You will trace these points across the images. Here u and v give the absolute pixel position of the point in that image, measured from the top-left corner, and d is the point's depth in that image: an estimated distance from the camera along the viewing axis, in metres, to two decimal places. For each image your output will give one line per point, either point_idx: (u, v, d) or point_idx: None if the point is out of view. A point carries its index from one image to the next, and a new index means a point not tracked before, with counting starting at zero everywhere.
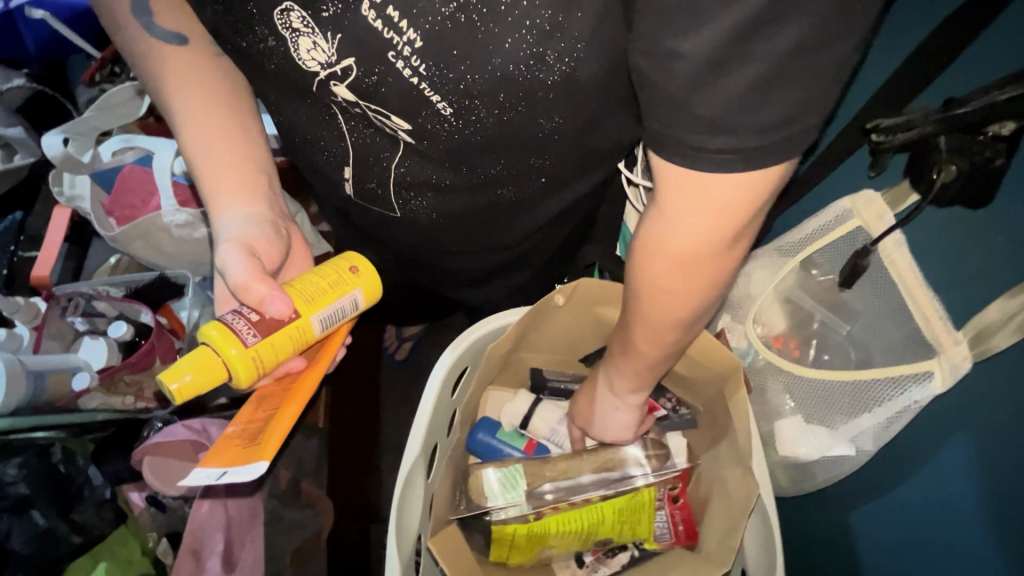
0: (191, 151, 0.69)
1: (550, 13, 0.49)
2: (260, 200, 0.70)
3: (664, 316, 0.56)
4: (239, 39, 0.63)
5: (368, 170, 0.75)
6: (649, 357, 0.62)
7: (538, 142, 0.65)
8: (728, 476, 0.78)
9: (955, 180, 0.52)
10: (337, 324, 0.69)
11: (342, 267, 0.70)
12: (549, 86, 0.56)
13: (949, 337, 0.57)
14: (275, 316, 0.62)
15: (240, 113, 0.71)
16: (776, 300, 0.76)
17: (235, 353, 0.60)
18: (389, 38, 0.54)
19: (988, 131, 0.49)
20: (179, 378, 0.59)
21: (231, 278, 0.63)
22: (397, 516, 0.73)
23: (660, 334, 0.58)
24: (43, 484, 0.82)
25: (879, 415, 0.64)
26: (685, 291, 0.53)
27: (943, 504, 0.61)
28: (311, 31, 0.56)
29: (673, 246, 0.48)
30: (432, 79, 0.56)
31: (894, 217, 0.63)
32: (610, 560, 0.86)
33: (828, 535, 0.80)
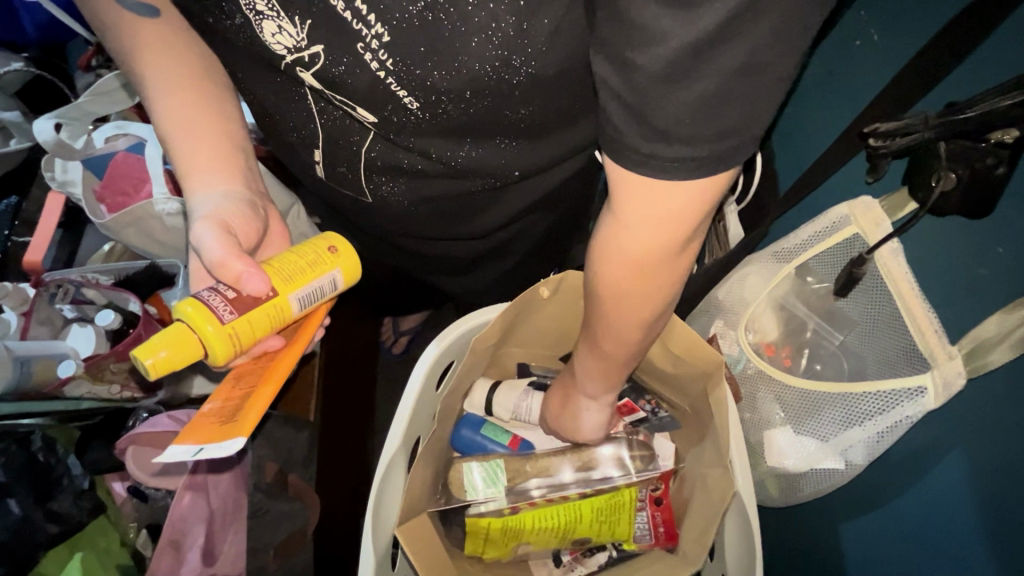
0: (164, 124, 0.67)
1: (514, 19, 0.48)
2: (236, 177, 0.69)
3: (627, 318, 0.54)
4: (206, 16, 0.61)
5: (337, 153, 0.73)
6: (613, 357, 0.61)
7: (507, 130, 0.64)
8: (707, 476, 0.77)
9: (955, 188, 0.50)
10: (315, 303, 0.67)
11: (321, 246, 0.68)
12: (513, 84, 0.55)
13: (943, 351, 0.55)
14: (252, 293, 0.61)
15: (216, 89, 0.69)
16: (770, 307, 0.74)
17: (212, 330, 0.58)
18: (357, 30, 0.52)
19: (991, 138, 0.46)
20: (153, 353, 0.57)
21: (206, 255, 0.62)
22: (373, 512, 0.72)
23: (621, 335, 0.57)
24: (20, 473, 0.82)
25: (870, 429, 0.62)
26: (641, 295, 0.51)
27: (934, 519, 0.59)
28: (277, 15, 0.55)
29: (625, 251, 0.47)
30: (399, 73, 0.55)
31: (891, 225, 0.61)
32: (587, 559, 0.85)
33: (818, 544, 0.78)
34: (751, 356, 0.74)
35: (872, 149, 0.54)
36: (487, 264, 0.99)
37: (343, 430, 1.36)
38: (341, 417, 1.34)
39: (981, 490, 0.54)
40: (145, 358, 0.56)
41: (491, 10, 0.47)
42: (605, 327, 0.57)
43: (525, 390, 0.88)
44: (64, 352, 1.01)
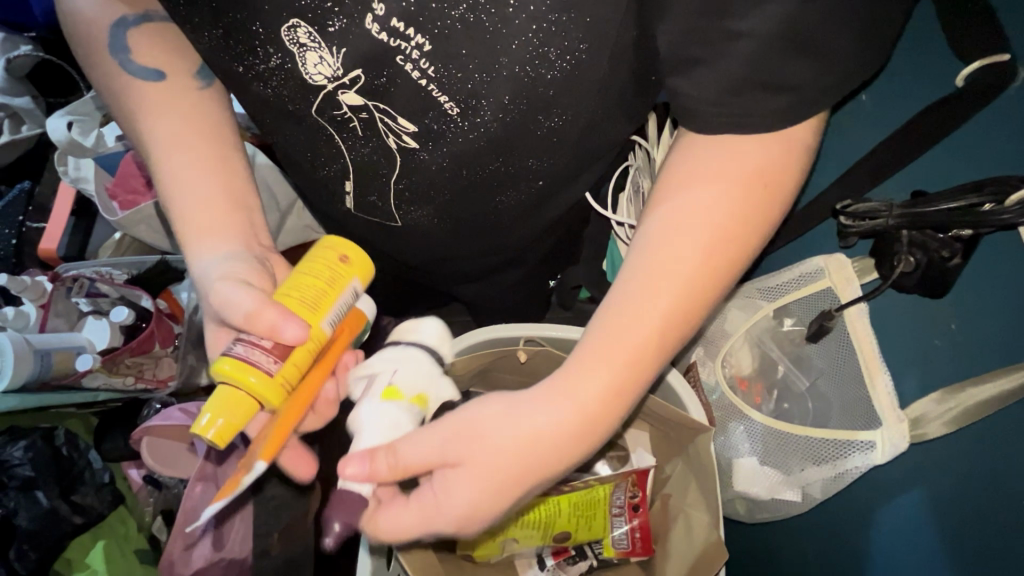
0: (169, 187, 0.64)
1: (556, 15, 0.53)
2: (241, 234, 0.65)
3: (675, 313, 0.46)
4: (235, 62, 0.64)
5: (369, 183, 0.76)
6: (632, 381, 0.48)
7: (541, 143, 0.67)
8: (693, 517, 0.81)
9: (914, 269, 0.54)
10: (342, 319, 0.64)
11: (333, 256, 0.63)
12: (548, 82, 0.58)
13: (893, 413, 0.60)
14: (293, 341, 0.56)
15: (225, 143, 0.67)
16: (748, 344, 0.78)
17: (255, 382, 0.55)
18: (397, 45, 0.56)
19: (949, 231, 0.50)
20: (212, 425, 0.54)
21: (235, 313, 0.58)
22: None
23: (662, 337, 0.47)
24: (47, 467, 0.93)
25: (826, 470, 0.68)
26: (711, 276, 0.46)
27: (890, 551, 0.65)
28: (318, 46, 0.58)
29: (722, 209, 0.45)
30: (441, 79, 0.59)
31: (859, 285, 0.65)
32: (570, 566, 0.91)
33: (779, 559, 0.84)
34: (725, 390, 0.79)
35: (843, 226, 0.57)
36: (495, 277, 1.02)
37: None
38: None
39: (928, 528, 0.60)
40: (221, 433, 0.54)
41: (533, 13, 0.53)
42: (654, 317, 0.46)
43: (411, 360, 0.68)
44: (82, 343, 1.08)
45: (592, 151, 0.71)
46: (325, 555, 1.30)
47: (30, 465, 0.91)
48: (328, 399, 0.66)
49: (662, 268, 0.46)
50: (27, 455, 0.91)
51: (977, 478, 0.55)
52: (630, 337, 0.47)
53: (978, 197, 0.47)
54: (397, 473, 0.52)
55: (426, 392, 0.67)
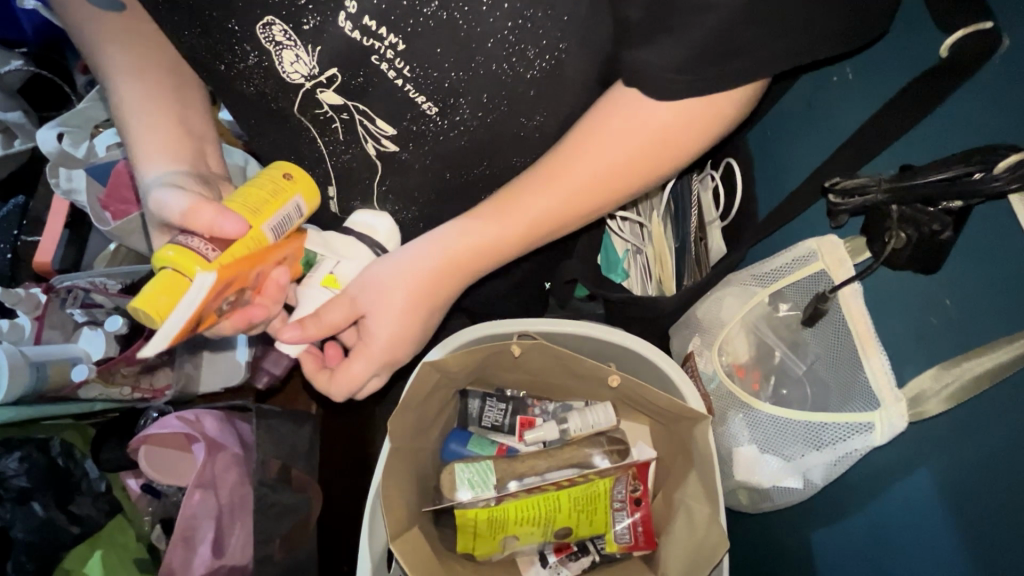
0: (122, 110, 0.66)
1: (530, 11, 0.52)
2: (186, 157, 0.67)
3: (558, 216, 0.56)
4: (217, 61, 0.64)
5: (352, 188, 0.77)
6: (500, 252, 0.59)
7: (522, 142, 0.66)
8: (694, 509, 0.79)
9: (906, 245, 0.53)
10: (286, 232, 0.64)
11: (276, 174, 0.65)
12: (529, 81, 0.58)
13: (892, 393, 0.59)
14: (232, 233, 0.57)
15: (179, 78, 0.69)
16: (743, 331, 0.78)
17: (202, 270, 0.54)
18: (371, 45, 0.56)
19: (940, 204, 0.49)
20: (154, 302, 0.52)
21: (178, 209, 0.59)
22: (369, 522, 0.79)
23: (532, 229, 0.57)
24: (42, 478, 0.92)
25: (827, 454, 0.67)
26: (591, 189, 0.54)
27: (898, 535, 0.63)
28: (293, 44, 0.58)
29: (626, 128, 0.50)
30: (417, 79, 0.59)
31: (853, 265, 0.64)
32: (573, 562, 0.89)
33: (785, 549, 0.83)
34: (722, 378, 0.79)
35: (834, 204, 0.56)
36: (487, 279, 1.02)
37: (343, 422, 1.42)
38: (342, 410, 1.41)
39: (932, 505, 0.59)
40: (151, 305, 0.52)
41: (507, 10, 0.52)
42: (534, 215, 0.56)
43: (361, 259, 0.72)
44: (77, 354, 1.07)
45: None
46: (328, 561, 1.29)
47: (25, 476, 0.91)
48: (275, 287, 0.65)
49: (559, 159, 0.54)
50: (23, 465, 0.91)
51: (983, 456, 0.53)
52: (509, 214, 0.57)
53: (967, 166, 0.46)
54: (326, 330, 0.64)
55: None
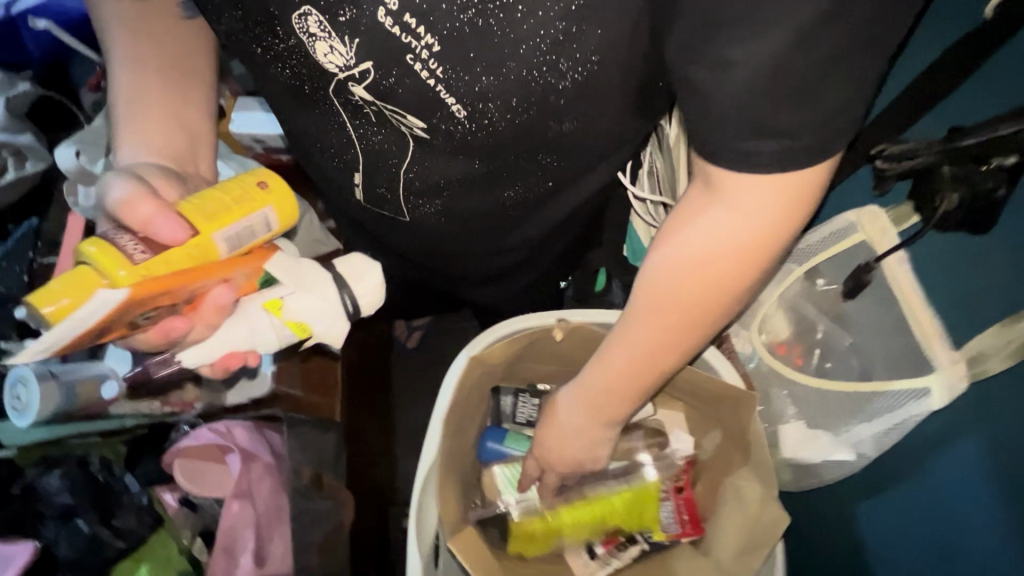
0: (118, 89, 0.67)
1: (563, 23, 0.51)
2: (171, 151, 0.68)
3: (685, 322, 0.53)
4: (253, 42, 0.65)
5: (377, 174, 0.76)
6: (659, 368, 0.58)
7: (553, 144, 0.66)
8: (746, 491, 0.79)
9: (957, 208, 0.53)
10: (244, 244, 0.64)
11: (249, 181, 0.64)
12: (559, 91, 0.57)
13: (949, 356, 0.59)
14: (167, 236, 0.58)
15: (189, 68, 0.69)
16: (781, 309, 0.78)
17: (123, 273, 0.55)
18: (407, 42, 0.56)
19: (991, 162, 0.50)
20: (55, 300, 0.53)
21: (117, 199, 0.60)
22: (416, 519, 0.79)
23: (684, 343, 0.55)
24: (84, 493, 0.94)
25: (877, 425, 0.67)
26: (715, 297, 0.51)
27: (953, 500, 0.63)
28: (328, 35, 0.58)
29: (704, 250, 0.48)
30: (449, 80, 0.58)
31: (897, 234, 0.65)
32: (621, 552, 0.88)
33: (834, 526, 0.82)
34: (764, 356, 0.79)
35: (879, 170, 0.57)
36: (511, 277, 1.01)
37: (367, 428, 1.42)
38: (365, 417, 1.40)
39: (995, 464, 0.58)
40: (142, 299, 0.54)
41: (542, 18, 0.51)
42: (659, 328, 0.54)
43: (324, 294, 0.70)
44: (105, 371, 1.02)
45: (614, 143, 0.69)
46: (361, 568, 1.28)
47: (68, 492, 0.94)
48: (213, 308, 0.64)
49: (664, 270, 0.51)
50: (65, 483, 0.93)
51: None
52: (643, 343, 0.56)
53: (1018, 120, 0.47)
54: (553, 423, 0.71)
55: (308, 323, 0.70)
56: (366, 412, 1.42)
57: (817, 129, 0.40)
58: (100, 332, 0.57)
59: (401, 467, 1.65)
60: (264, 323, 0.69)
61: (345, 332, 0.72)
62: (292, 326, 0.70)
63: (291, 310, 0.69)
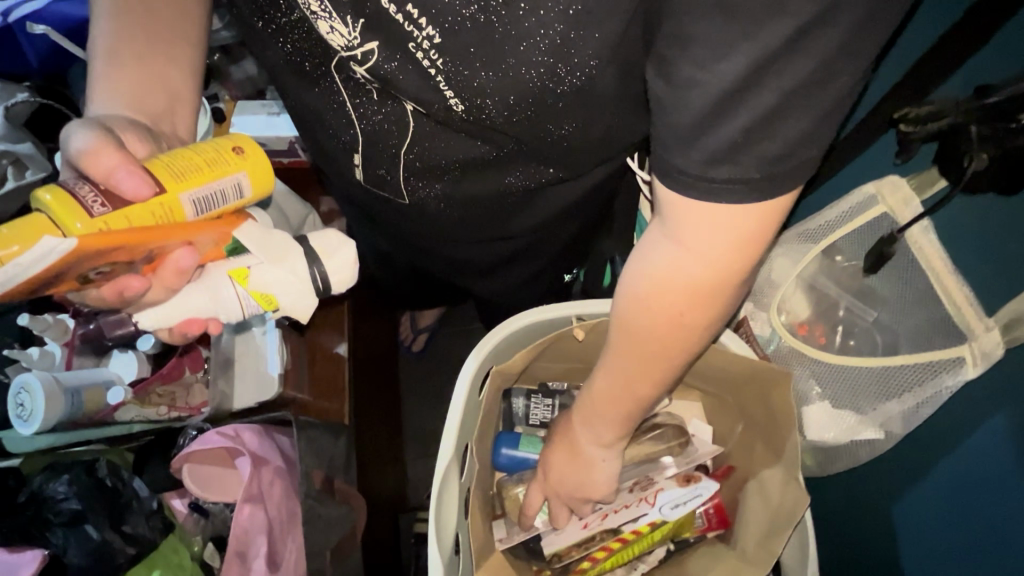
0: (101, 41, 0.66)
1: (562, 27, 0.50)
2: (146, 107, 0.67)
3: (662, 354, 0.52)
4: (255, 17, 0.66)
5: (379, 155, 0.74)
6: (638, 395, 0.58)
7: (546, 146, 0.67)
8: (770, 479, 0.77)
9: (989, 165, 0.52)
10: (213, 207, 0.65)
11: (223, 147, 0.66)
12: (557, 96, 0.57)
13: (980, 323, 0.58)
14: (130, 192, 0.58)
15: (181, 28, 0.69)
16: (799, 288, 0.76)
17: (80, 226, 0.56)
18: (409, 31, 0.54)
19: (1021, 118, 0.48)
20: (7, 246, 0.53)
21: (80, 150, 0.60)
22: (436, 514, 0.75)
23: (657, 372, 0.54)
24: (93, 498, 0.91)
25: (908, 401, 0.65)
26: (676, 328, 0.50)
27: (992, 477, 0.60)
28: (328, 15, 0.57)
29: (653, 282, 0.47)
30: (449, 73, 0.57)
31: (920, 203, 0.63)
32: (647, 556, 0.85)
33: (865, 510, 0.80)
34: (785, 336, 0.76)
35: (902, 134, 0.56)
36: (513, 267, 0.98)
37: (376, 431, 1.39)
38: (374, 419, 1.38)
39: None
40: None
41: (542, 18, 0.49)
42: (634, 359, 0.54)
43: (289, 266, 0.72)
44: (110, 377, 1.02)
45: (613, 144, 0.69)
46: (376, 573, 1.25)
47: (75, 498, 0.90)
48: (174, 270, 0.64)
49: (631, 306, 0.50)
50: (71, 489, 0.90)
51: None
52: (616, 369, 0.56)
53: None
54: (561, 457, 0.71)
55: (273, 294, 0.72)
56: (375, 413, 1.40)
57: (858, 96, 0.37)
58: (44, 284, 0.55)
59: (411, 469, 1.63)
60: (226, 291, 0.70)
61: (311, 308, 0.73)
62: (256, 297, 0.71)
63: (255, 280, 0.71)
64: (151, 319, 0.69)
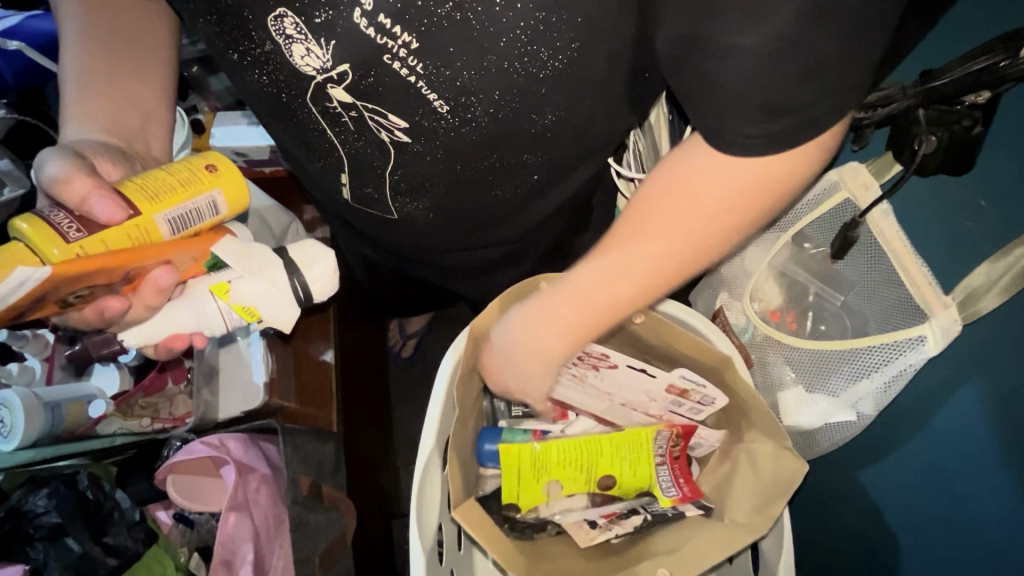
0: (71, 67, 0.67)
1: (543, 15, 0.51)
2: (121, 128, 0.68)
3: (663, 269, 0.52)
4: (229, 49, 0.65)
5: (364, 176, 0.74)
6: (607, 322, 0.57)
7: (534, 138, 0.64)
8: (758, 455, 0.79)
9: (938, 148, 0.54)
10: (191, 225, 0.66)
11: (198, 164, 0.66)
12: (540, 80, 0.57)
13: (938, 300, 0.60)
14: (103, 217, 0.59)
15: (149, 44, 0.69)
16: (772, 276, 0.78)
17: (57, 253, 0.57)
18: (384, 43, 0.55)
19: (966, 100, 0.51)
20: None
21: (51, 174, 0.60)
22: (417, 506, 0.76)
23: (642, 296, 0.55)
24: (74, 511, 0.90)
25: (878, 380, 0.66)
26: (689, 257, 0.51)
27: (965, 452, 0.62)
28: (304, 38, 0.58)
29: (707, 195, 0.47)
30: (430, 76, 0.57)
31: (880, 186, 0.65)
32: (624, 520, 0.84)
33: (846, 491, 0.81)
34: (759, 324, 0.77)
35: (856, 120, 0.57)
36: (500, 269, 0.99)
37: (366, 436, 1.39)
38: (364, 425, 1.38)
39: (999, 411, 0.58)
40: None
41: (520, 11, 0.51)
42: (635, 272, 0.52)
43: (270, 277, 0.71)
44: (90, 392, 1.02)
45: (586, 144, 0.68)
46: None
47: (55, 511, 0.89)
48: (153, 289, 0.64)
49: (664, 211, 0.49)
50: (51, 501, 0.89)
51: None
52: (603, 289, 0.54)
53: (992, 55, 0.47)
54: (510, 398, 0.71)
55: (256, 307, 0.71)
56: (365, 419, 1.40)
57: (799, 82, 0.39)
58: (26, 308, 0.57)
59: (403, 474, 1.63)
60: (209, 306, 0.69)
61: (293, 316, 0.72)
62: (238, 310, 0.70)
63: (235, 295, 0.70)
64: (135, 341, 0.68)
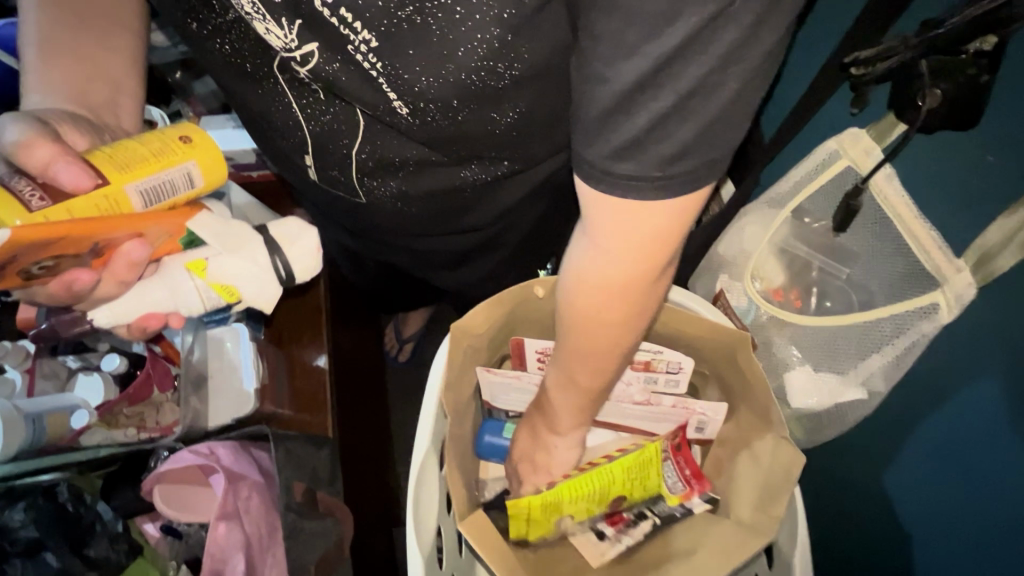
0: (30, 28, 0.64)
1: (499, 31, 0.48)
2: (83, 98, 0.65)
3: (597, 342, 0.51)
4: (190, 18, 0.63)
5: (327, 156, 0.71)
6: (591, 390, 0.58)
7: (497, 139, 0.63)
8: (759, 446, 0.75)
9: (943, 102, 0.52)
10: (165, 198, 0.63)
11: (171, 136, 0.64)
12: (502, 91, 0.54)
13: (952, 266, 0.57)
14: (70, 185, 0.57)
15: (116, 10, 0.66)
16: (773, 253, 0.74)
17: (20, 222, 0.54)
18: (345, 34, 0.51)
19: (972, 48, 0.49)
20: None
21: (13, 141, 0.58)
22: (414, 512, 0.72)
23: (597, 362, 0.53)
24: (53, 525, 0.87)
25: (890, 354, 0.63)
26: (621, 327, 0.50)
27: (988, 426, 0.58)
28: (261, 17, 0.54)
29: (587, 294, 0.47)
30: (389, 76, 0.54)
31: (882, 150, 0.63)
32: (631, 528, 0.82)
33: (859, 477, 0.78)
34: (762, 303, 0.73)
35: (857, 76, 0.56)
36: (480, 258, 0.95)
37: (364, 442, 1.36)
38: (360, 431, 1.35)
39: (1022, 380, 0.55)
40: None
41: (479, 22, 0.47)
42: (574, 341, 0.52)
43: (253, 256, 0.69)
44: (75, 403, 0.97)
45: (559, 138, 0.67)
46: None
47: (33, 526, 0.86)
48: (125, 263, 0.62)
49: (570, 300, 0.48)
50: (29, 516, 0.86)
51: None
52: (563, 372, 0.56)
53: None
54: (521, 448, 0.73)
55: (235, 286, 0.70)
56: (361, 424, 1.37)
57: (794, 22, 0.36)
58: None
59: (404, 481, 1.59)
60: (185, 284, 0.68)
61: (274, 299, 0.71)
62: (217, 288, 0.69)
63: (214, 272, 0.68)
64: (106, 321, 0.66)
